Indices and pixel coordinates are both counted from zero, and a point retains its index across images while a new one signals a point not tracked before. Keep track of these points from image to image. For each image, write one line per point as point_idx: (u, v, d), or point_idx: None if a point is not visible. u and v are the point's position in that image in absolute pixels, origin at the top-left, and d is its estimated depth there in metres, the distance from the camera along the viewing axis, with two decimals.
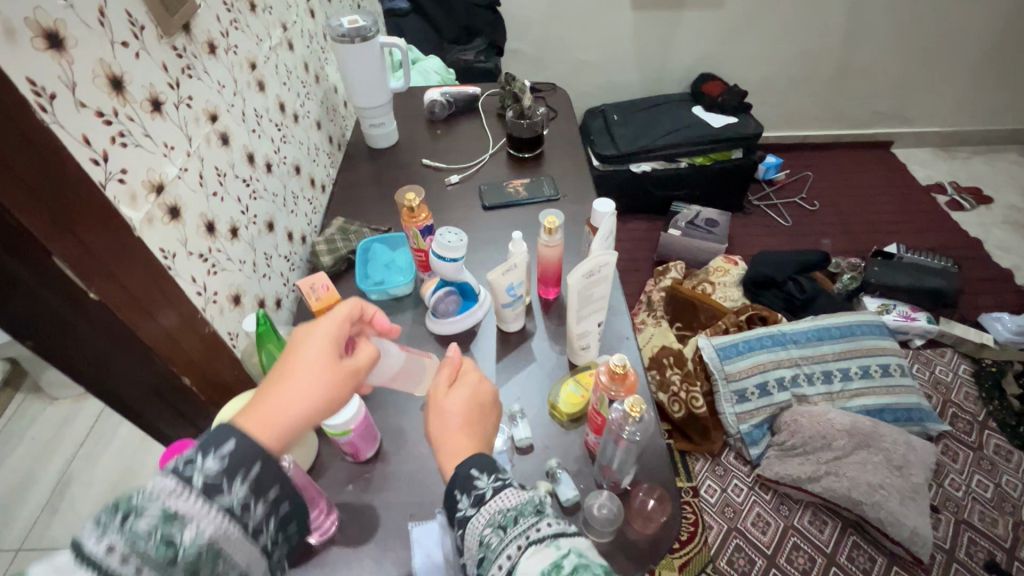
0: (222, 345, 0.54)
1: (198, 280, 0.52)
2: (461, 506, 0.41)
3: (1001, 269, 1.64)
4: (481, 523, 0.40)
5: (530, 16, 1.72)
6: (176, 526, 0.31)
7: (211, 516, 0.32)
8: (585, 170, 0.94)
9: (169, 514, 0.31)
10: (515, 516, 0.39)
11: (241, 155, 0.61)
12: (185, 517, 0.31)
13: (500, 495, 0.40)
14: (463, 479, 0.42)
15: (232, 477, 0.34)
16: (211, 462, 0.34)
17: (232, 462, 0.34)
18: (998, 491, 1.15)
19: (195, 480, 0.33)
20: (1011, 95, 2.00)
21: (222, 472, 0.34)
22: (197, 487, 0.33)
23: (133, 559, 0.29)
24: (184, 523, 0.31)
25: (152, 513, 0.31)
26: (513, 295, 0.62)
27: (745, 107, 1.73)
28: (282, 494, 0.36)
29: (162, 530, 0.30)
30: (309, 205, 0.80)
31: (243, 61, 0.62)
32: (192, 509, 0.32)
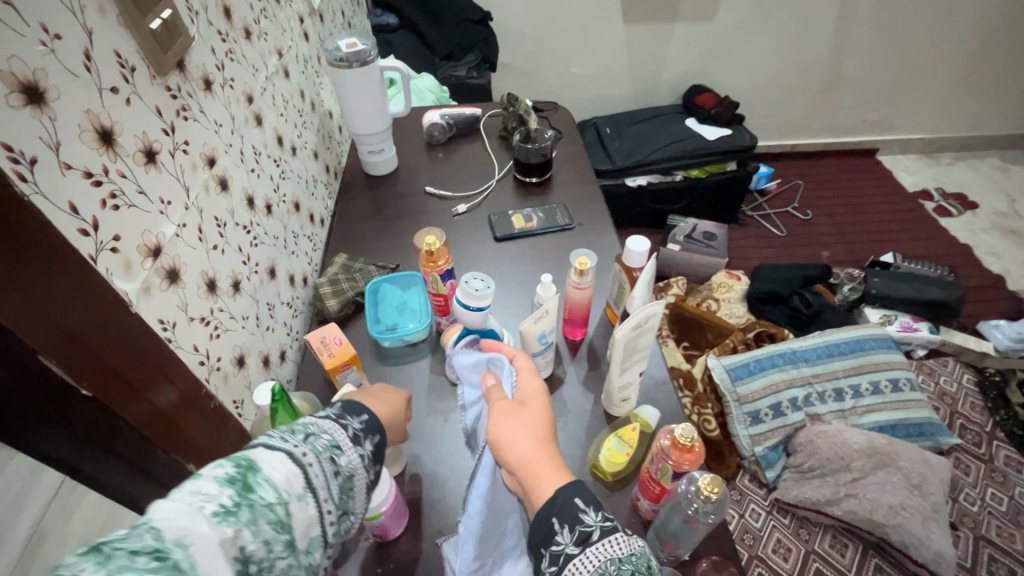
0: (227, 418, 0.48)
1: (200, 347, 0.46)
2: (562, 539, 0.38)
3: (993, 275, 1.65)
4: (587, 564, 0.37)
5: (520, 29, 1.68)
6: (338, 452, 0.39)
7: (356, 454, 0.40)
8: (597, 195, 0.90)
9: (334, 443, 0.39)
10: (631, 571, 0.36)
11: (241, 200, 0.55)
12: (342, 448, 0.39)
13: (610, 540, 0.37)
14: (569, 507, 0.39)
15: (367, 436, 0.42)
16: (356, 423, 0.42)
17: (367, 427, 0.42)
18: (1013, 504, 1.15)
19: (348, 426, 0.41)
20: (989, 102, 2.05)
21: (360, 429, 0.42)
22: (348, 432, 0.41)
23: (316, 461, 0.36)
24: (345, 451, 0.39)
25: (326, 438, 0.38)
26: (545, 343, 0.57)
27: (738, 119, 1.72)
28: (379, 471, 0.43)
29: (331, 452, 0.38)
30: (309, 242, 0.74)
31: (240, 95, 0.57)
32: (346, 444, 0.40)
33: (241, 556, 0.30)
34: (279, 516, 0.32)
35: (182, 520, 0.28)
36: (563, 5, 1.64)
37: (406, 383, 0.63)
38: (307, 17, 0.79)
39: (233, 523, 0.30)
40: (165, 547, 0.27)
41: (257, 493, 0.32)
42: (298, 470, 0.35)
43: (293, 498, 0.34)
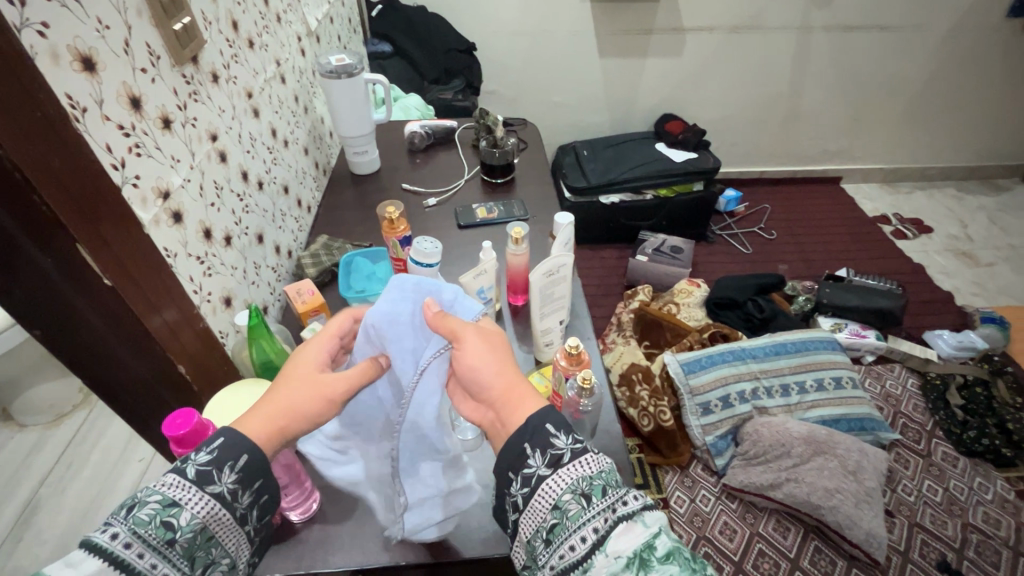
0: (214, 341, 0.59)
1: (195, 279, 0.57)
2: (535, 461, 0.42)
3: (943, 291, 1.76)
4: (559, 482, 0.41)
5: (505, 60, 1.86)
6: (173, 513, 0.39)
7: (202, 501, 0.40)
8: (552, 194, 1.03)
9: (170, 500, 0.39)
10: (601, 486, 0.41)
11: (236, 172, 0.67)
12: (180, 504, 0.39)
13: (579, 462, 0.42)
14: (541, 434, 0.43)
15: (220, 468, 0.41)
16: (203, 457, 0.41)
17: (221, 455, 0.42)
18: (947, 495, 1.22)
19: (189, 471, 0.41)
20: (943, 136, 2.20)
21: (211, 463, 0.41)
22: (189, 478, 0.40)
23: (135, 542, 0.37)
24: (185, 505, 0.39)
25: (155, 502, 0.39)
26: (483, 295, 0.69)
27: (704, 144, 1.87)
28: (264, 486, 0.44)
29: (161, 516, 0.39)
30: (295, 222, 0.86)
31: (241, 90, 0.70)
32: (185, 497, 0.40)
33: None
34: None
35: None
36: (544, 40, 1.82)
37: None
38: (305, 37, 0.94)
39: None
40: None
41: None
42: (106, 568, 0.36)
43: None
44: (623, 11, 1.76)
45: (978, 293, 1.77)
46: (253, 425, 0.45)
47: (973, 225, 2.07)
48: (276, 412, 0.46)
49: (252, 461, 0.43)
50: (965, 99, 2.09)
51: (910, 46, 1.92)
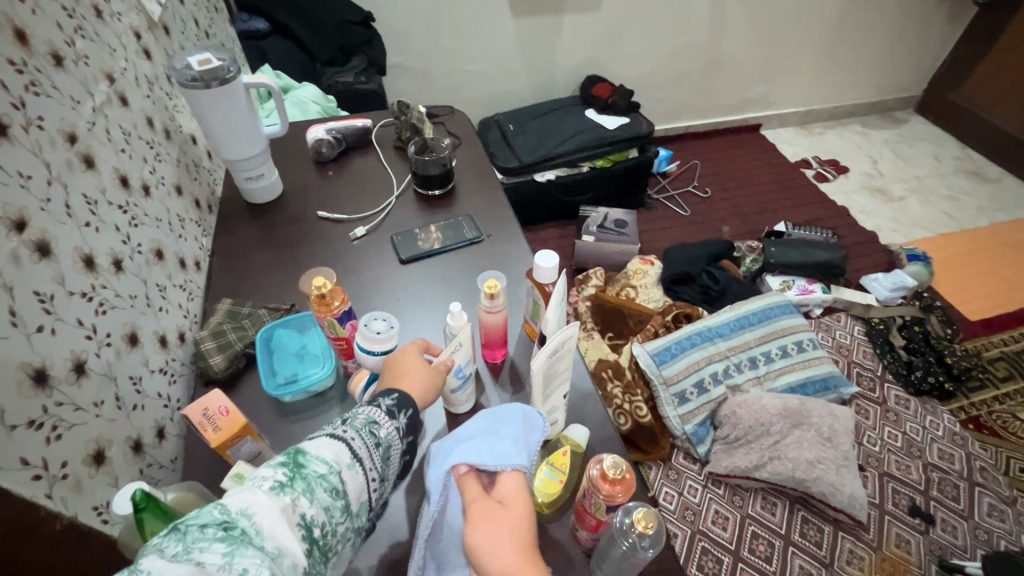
0: (88, 532, 0.40)
1: (34, 458, 0.37)
2: None
3: (868, 232, 1.83)
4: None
5: (407, 27, 1.61)
6: (377, 427, 0.43)
7: (390, 429, 0.43)
8: (503, 202, 0.87)
9: (371, 422, 0.43)
10: None
11: (74, 262, 0.46)
12: (381, 423, 0.43)
13: None
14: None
15: (395, 414, 0.44)
16: (388, 402, 0.45)
17: (400, 402, 0.45)
18: (906, 438, 1.28)
19: (383, 403, 0.45)
20: (848, 75, 2.26)
21: (392, 404, 0.45)
22: (382, 410, 0.44)
23: (357, 437, 0.41)
24: (383, 428, 0.43)
25: (363, 418, 0.43)
26: (462, 374, 0.54)
27: (634, 106, 1.77)
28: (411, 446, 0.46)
29: (370, 427, 0.42)
30: (182, 292, 0.65)
31: (56, 135, 0.48)
32: (384, 419, 0.44)
33: (304, 521, 0.35)
34: (332, 485, 0.38)
35: (244, 499, 0.34)
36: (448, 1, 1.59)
37: None
38: (145, 31, 0.69)
39: (289, 493, 0.35)
40: (230, 522, 0.32)
41: (308, 474, 0.37)
42: (342, 445, 0.40)
43: (343, 468, 0.39)
44: None
45: (897, 229, 1.86)
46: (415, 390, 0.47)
47: (882, 161, 2.17)
48: (422, 377, 0.48)
49: (410, 422, 0.45)
50: (866, 36, 2.14)
51: None
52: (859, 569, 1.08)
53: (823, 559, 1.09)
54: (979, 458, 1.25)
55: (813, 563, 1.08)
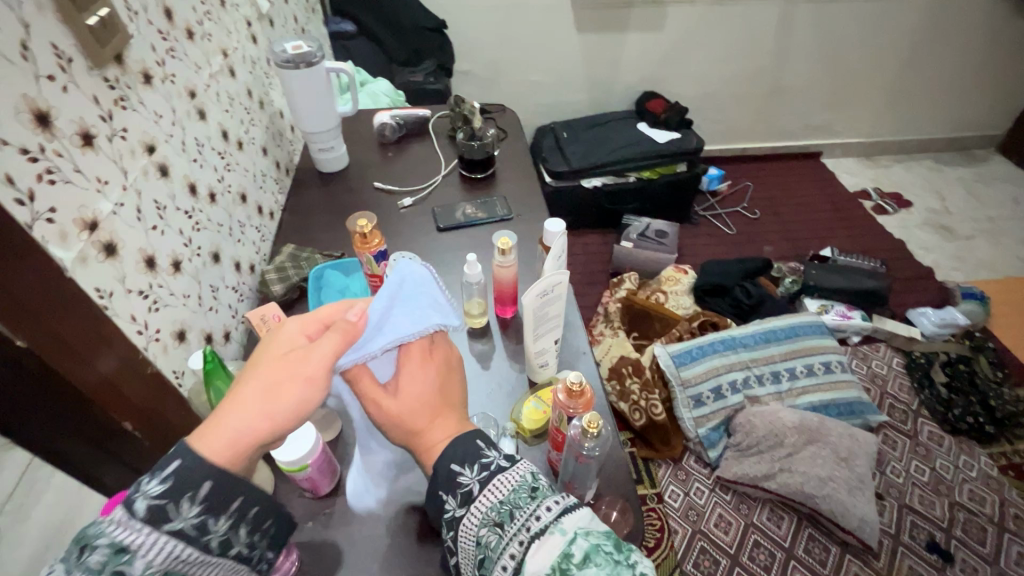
0: (167, 385, 0.51)
1: (139, 318, 0.49)
2: (451, 505, 0.42)
3: (923, 267, 1.77)
4: (473, 518, 0.40)
5: (479, 37, 1.75)
6: (127, 559, 0.32)
7: (161, 541, 0.34)
8: (536, 189, 0.96)
9: (120, 545, 0.32)
10: (509, 511, 0.39)
11: (182, 186, 0.59)
12: (134, 548, 0.33)
13: (489, 489, 0.41)
14: (447, 475, 0.43)
15: (177, 501, 0.35)
16: (155, 488, 0.34)
17: (172, 491, 0.35)
18: (934, 475, 1.23)
19: (137, 508, 0.33)
20: (922, 108, 2.18)
21: (165, 496, 0.34)
22: (140, 516, 0.33)
23: None
24: (138, 550, 0.33)
25: (103, 548, 0.32)
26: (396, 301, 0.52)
27: (686, 123, 1.82)
28: (246, 503, 0.38)
29: (114, 564, 0.32)
30: (256, 232, 0.78)
31: (182, 89, 0.61)
32: (138, 540, 0.33)
33: None
34: None
35: None
36: (518, 15, 1.71)
37: None
38: (255, 21, 0.84)
39: None
40: None
41: None
42: None
43: None
44: None
45: (958, 268, 1.78)
46: (217, 446, 0.37)
47: (951, 198, 2.08)
48: (244, 413, 0.38)
49: (217, 486, 0.36)
50: (945, 70, 2.07)
51: (892, 15, 1.88)
52: None
53: None
54: (1014, 505, 1.19)
55: None
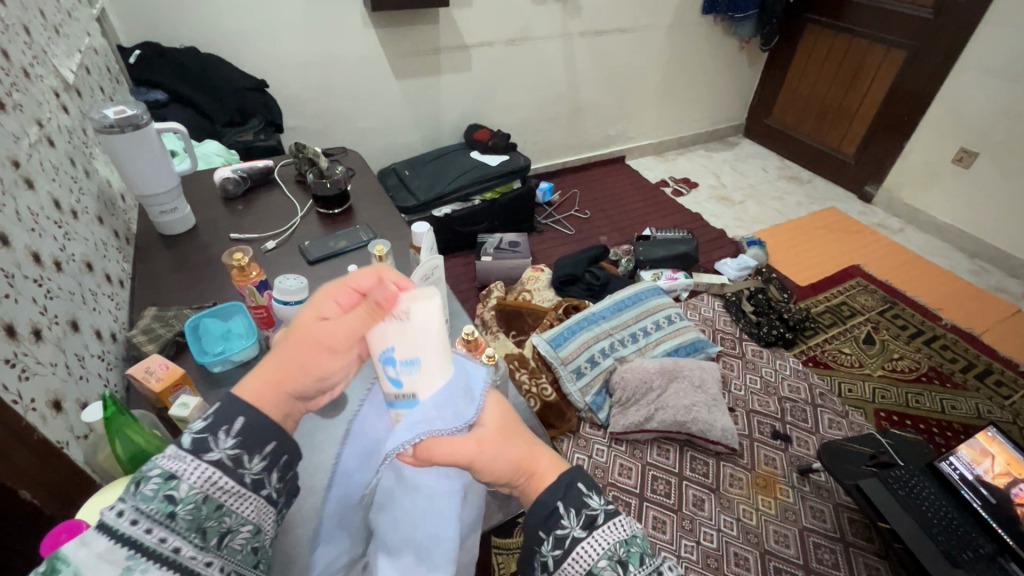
0: (58, 453, 0.48)
1: (10, 387, 0.46)
2: (569, 523, 0.42)
3: (717, 229, 2.21)
4: (597, 544, 0.41)
5: (301, 94, 1.79)
6: (174, 485, 0.36)
7: (200, 469, 0.37)
8: (394, 212, 1.05)
9: (170, 474, 0.37)
10: (636, 552, 0.41)
11: (26, 255, 0.56)
12: (180, 475, 0.37)
13: (612, 524, 0.42)
14: (575, 495, 0.44)
15: (216, 434, 0.38)
16: (200, 423, 0.39)
17: (215, 422, 0.39)
18: (763, 381, 1.55)
19: (184, 440, 0.38)
20: (686, 111, 2.74)
21: (206, 429, 0.38)
22: (186, 448, 0.37)
23: (142, 517, 0.35)
24: (185, 476, 0.37)
25: (156, 476, 0.36)
26: (396, 377, 0.45)
27: (511, 146, 2.06)
28: (279, 449, 0.40)
29: (163, 490, 0.36)
30: (110, 301, 0.74)
31: (5, 159, 0.58)
32: (183, 467, 0.37)
33: None
34: None
35: None
36: (336, 69, 1.80)
37: None
38: (63, 92, 0.81)
39: None
40: None
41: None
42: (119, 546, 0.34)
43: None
44: (407, 35, 1.84)
45: (740, 225, 2.26)
46: (249, 390, 0.41)
47: (723, 175, 2.63)
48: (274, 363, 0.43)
49: (249, 425, 0.39)
50: (694, 80, 2.63)
51: (646, 42, 2.35)
52: (740, 487, 1.28)
53: (710, 486, 1.29)
54: (819, 386, 1.54)
55: (703, 490, 1.28)
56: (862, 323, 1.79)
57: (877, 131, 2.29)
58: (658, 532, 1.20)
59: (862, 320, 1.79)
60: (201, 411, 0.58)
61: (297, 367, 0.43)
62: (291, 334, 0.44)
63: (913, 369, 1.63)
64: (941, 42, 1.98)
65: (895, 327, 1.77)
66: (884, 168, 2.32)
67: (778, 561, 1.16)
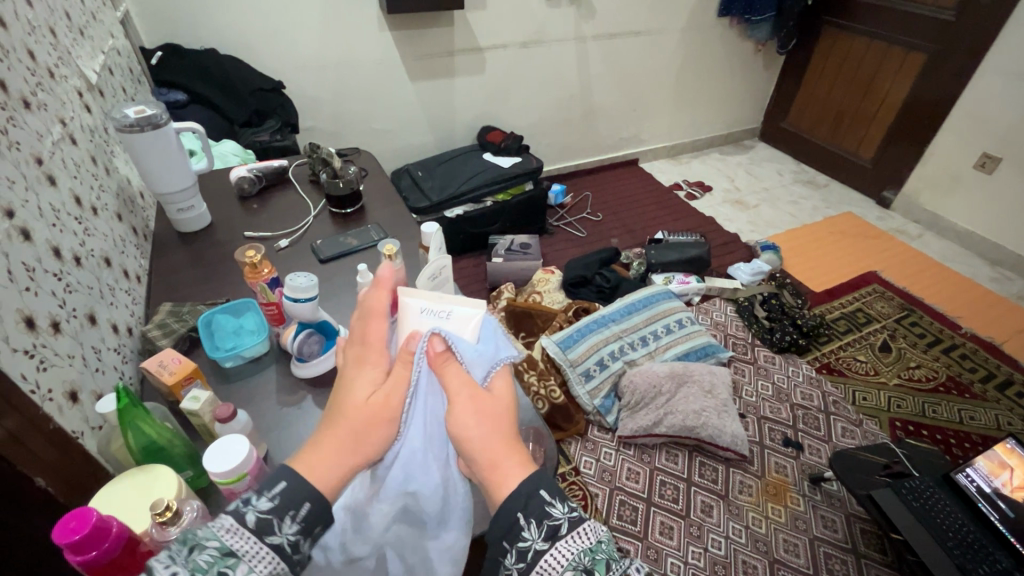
0: (72, 443, 0.50)
1: (28, 377, 0.48)
2: (531, 535, 0.41)
3: (731, 234, 2.19)
4: (561, 555, 0.40)
5: (316, 95, 1.82)
6: (231, 564, 0.39)
7: (260, 552, 0.39)
8: (405, 212, 1.05)
9: (229, 549, 0.39)
10: (604, 559, 0.40)
11: (46, 250, 0.58)
12: (238, 555, 0.39)
13: (578, 533, 0.41)
14: (538, 505, 0.42)
15: (281, 518, 0.41)
16: (267, 500, 0.41)
17: (282, 503, 0.41)
18: (775, 387, 1.53)
19: (250, 519, 0.40)
20: (701, 114, 2.72)
21: (272, 511, 0.40)
22: (250, 526, 0.40)
23: None
24: (243, 556, 0.39)
25: (215, 550, 0.38)
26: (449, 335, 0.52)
27: (524, 148, 2.06)
28: (325, 532, 0.43)
29: (221, 567, 0.38)
30: (127, 295, 0.76)
31: (28, 156, 0.60)
32: (244, 547, 0.39)
33: None
34: None
35: None
36: (352, 71, 1.82)
37: (257, 390, 0.69)
38: (86, 91, 0.83)
39: None
40: None
41: None
42: None
43: None
44: (422, 37, 1.85)
45: (754, 229, 2.24)
46: (318, 476, 0.42)
47: (738, 179, 2.61)
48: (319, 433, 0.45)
49: (314, 509, 0.42)
50: (709, 82, 2.61)
51: (661, 45, 2.34)
52: (749, 495, 1.27)
53: (719, 492, 1.27)
54: (832, 393, 1.52)
55: (711, 496, 1.26)
56: (878, 330, 1.75)
57: (896, 135, 2.25)
58: (666, 538, 1.19)
59: (879, 328, 1.76)
60: (212, 407, 0.59)
61: (358, 445, 0.45)
62: (340, 405, 0.46)
63: (930, 379, 1.60)
64: (964, 45, 1.94)
65: (913, 335, 1.74)
66: (903, 173, 2.28)
67: (787, 570, 1.14)
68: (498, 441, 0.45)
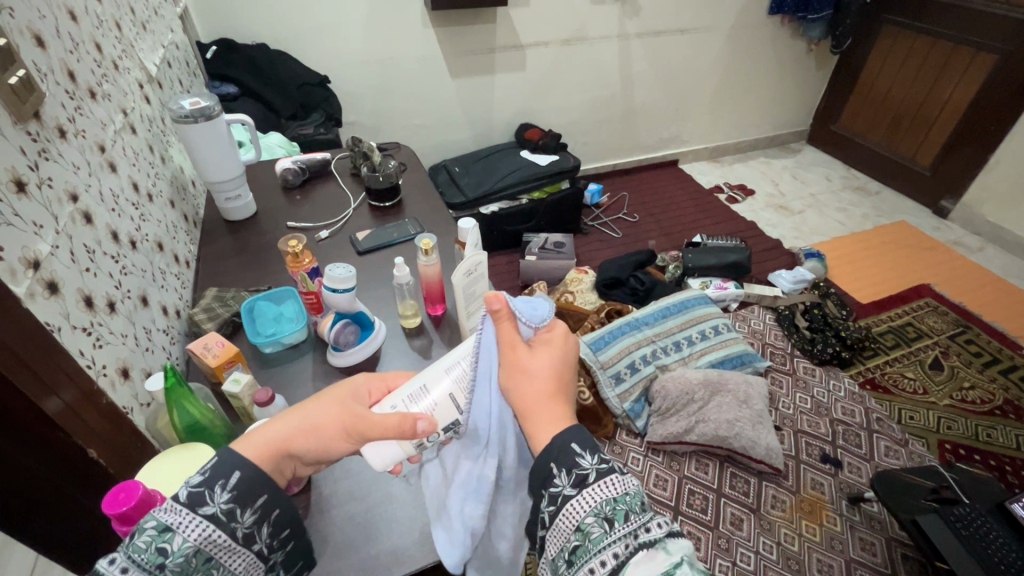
0: (123, 417, 0.52)
1: (85, 353, 0.50)
2: (560, 481, 0.43)
3: (773, 240, 2.12)
4: (585, 503, 0.41)
5: (359, 89, 1.85)
6: (167, 538, 0.39)
7: (194, 523, 0.40)
8: (442, 208, 1.06)
9: (165, 526, 0.39)
10: (625, 511, 0.40)
11: (106, 233, 0.61)
12: (173, 530, 0.39)
13: (604, 482, 0.41)
14: (566, 453, 0.43)
15: (212, 488, 0.41)
16: (197, 477, 0.41)
17: (210, 476, 0.41)
18: (814, 400, 1.47)
19: (182, 494, 0.40)
20: (746, 115, 2.63)
21: (202, 483, 0.41)
22: (182, 502, 0.40)
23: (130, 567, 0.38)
24: (179, 529, 0.39)
25: (150, 528, 0.39)
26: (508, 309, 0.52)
27: (562, 146, 2.05)
28: (270, 503, 0.43)
29: (156, 543, 0.39)
30: (176, 279, 0.79)
31: (93, 144, 0.63)
32: (178, 521, 0.40)
33: None
34: None
35: None
36: (394, 67, 1.85)
37: (296, 375, 0.71)
38: (146, 83, 0.87)
39: None
40: None
41: None
42: None
43: None
44: (464, 34, 1.86)
45: (798, 236, 2.16)
46: (255, 442, 0.45)
47: (783, 183, 2.52)
48: (280, 427, 0.46)
49: (245, 479, 0.42)
50: (756, 82, 2.52)
51: (707, 43, 2.27)
52: (782, 510, 1.23)
53: (750, 506, 1.23)
54: (876, 410, 1.45)
55: (743, 509, 1.22)
56: (929, 346, 1.66)
57: (958, 141, 2.12)
58: (692, 548, 1.16)
59: (930, 344, 1.67)
60: (251, 389, 0.60)
61: (303, 426, 0.47)
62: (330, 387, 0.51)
63: (985, 401, 1.50)
64: None
65: (968, 353, 1.64)
66: (964, 183, 2.15)
67: None
68: (542, 394, 0.47)
